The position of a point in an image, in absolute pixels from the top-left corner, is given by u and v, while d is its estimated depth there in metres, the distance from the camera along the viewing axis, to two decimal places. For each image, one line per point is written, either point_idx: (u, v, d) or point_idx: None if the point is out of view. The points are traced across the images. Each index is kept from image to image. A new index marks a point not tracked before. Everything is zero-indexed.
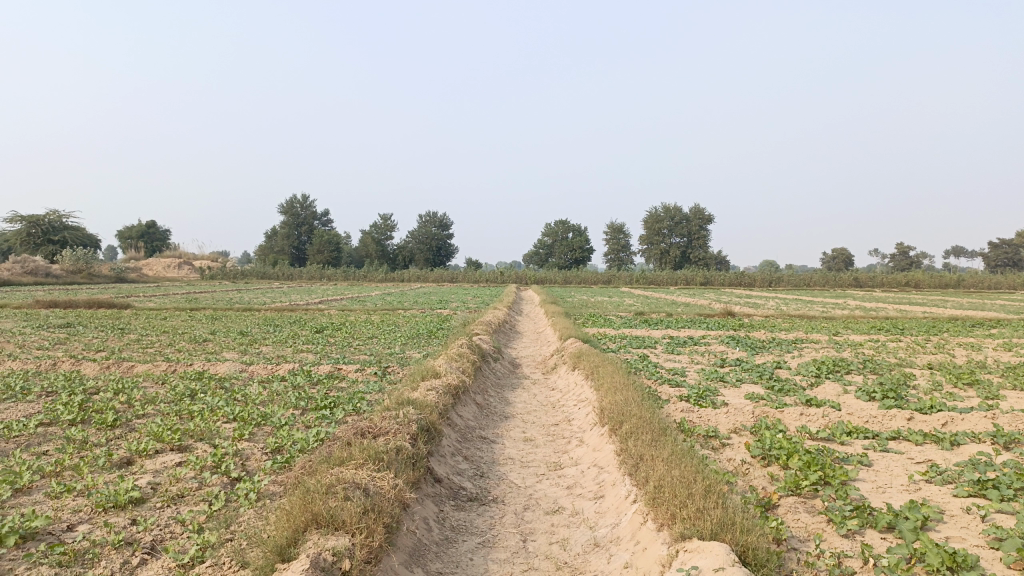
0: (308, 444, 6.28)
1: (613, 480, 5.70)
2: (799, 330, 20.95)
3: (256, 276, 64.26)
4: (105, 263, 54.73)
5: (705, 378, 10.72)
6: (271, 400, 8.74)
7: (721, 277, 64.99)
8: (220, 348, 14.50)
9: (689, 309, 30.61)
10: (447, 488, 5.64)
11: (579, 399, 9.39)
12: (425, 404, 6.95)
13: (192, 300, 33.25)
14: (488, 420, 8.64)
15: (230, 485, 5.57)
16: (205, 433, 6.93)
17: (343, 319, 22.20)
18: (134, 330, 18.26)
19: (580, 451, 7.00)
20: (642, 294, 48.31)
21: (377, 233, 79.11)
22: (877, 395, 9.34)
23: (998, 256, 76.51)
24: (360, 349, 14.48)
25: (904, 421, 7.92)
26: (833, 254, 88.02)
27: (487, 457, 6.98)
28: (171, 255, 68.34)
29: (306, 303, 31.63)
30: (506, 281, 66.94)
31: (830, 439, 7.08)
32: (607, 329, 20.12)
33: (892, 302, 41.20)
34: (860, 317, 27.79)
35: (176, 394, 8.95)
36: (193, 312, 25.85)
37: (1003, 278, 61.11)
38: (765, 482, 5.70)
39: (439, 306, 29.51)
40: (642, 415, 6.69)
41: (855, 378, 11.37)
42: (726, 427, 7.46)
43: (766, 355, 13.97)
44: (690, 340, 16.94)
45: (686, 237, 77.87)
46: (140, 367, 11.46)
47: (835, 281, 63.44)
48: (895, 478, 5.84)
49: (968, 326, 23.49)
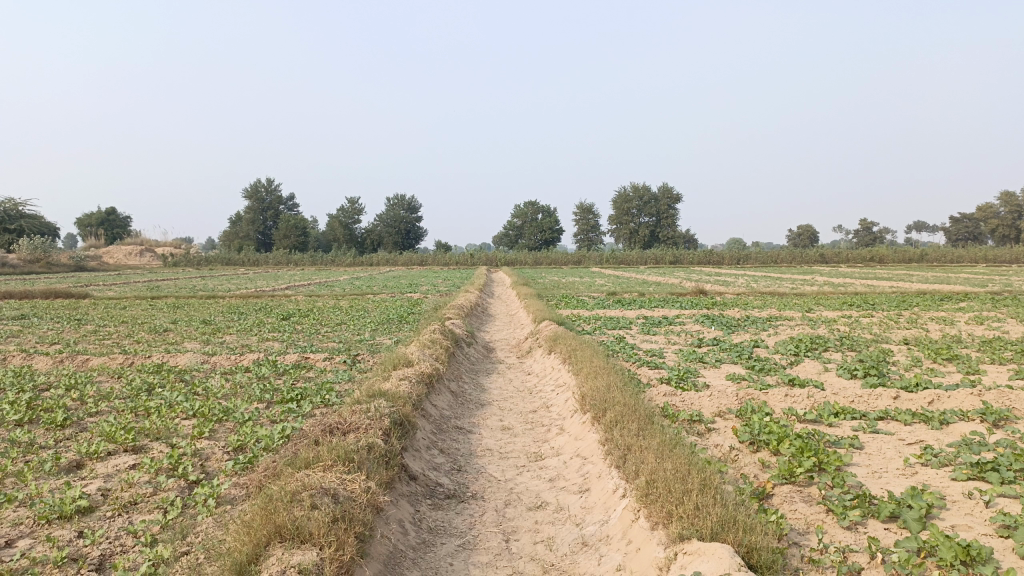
0: (272, 442, 5.89)
1: (599, 472, 5.39)
2: (772, 307, 20.89)
3: (221, 262, 63.05)
4: (63, 252, 53.18)
5: (684, 360, 10.47)
6: (234, 394, 8.30)
7: (691, 255, 65.17)
8: (182, 338, 13.94)
9: (661, 289, 30.47)
10: (423, 485, 5.30)
11: (557, 384, 9.07)
12: (397, 395, 6.58)
13: (154, 288, 32.24)
14: (463, 409, 8.29)
15: (188, 490, 5.17)
16: (161, 432, 6.49)
17: (310, 306, 21.64)
18: (91, 321, 17.59)
19: (562, 440, 6.69)
20: (613, 274, 48.11)
21: (345, 216, 77.96)
22: (859, 373, 9.14)
23: (959, 230, 77.80)
24: (329, 336, 14.04)
25: (890, 400, 7.72)
26: (799, 230, 88.83)
27: (464, 449, 6.65)
28: (132, 242, 66.71)
29: (273, 289, 30.98)
30: (477, 263, 66.47)
31: (818, 421, 6.86)
32: (581, 310, 19.85)
33: (858, 278, 41.54)
34: (830, 293, 27.94)
35: (132, 389, 8.47)
36: (154, 300, 25.06)
37: (965, 251, 62.09)
38: (756, 470, 5.44)
39: (409, 290, 28.98)
40: (626, 402, 6.39)
41: (834, 355, 11.23)
42: (709, 411, 7.21)
43: (742, 334, 13.80)
44: (665, 319, 16.74)
45: (654, 216, 77.93)
46: (96, 360, 10.90)
47: (802, 258, 64.01)
48: (889, 462, 5.61)
49: (937, 299, 23.63)
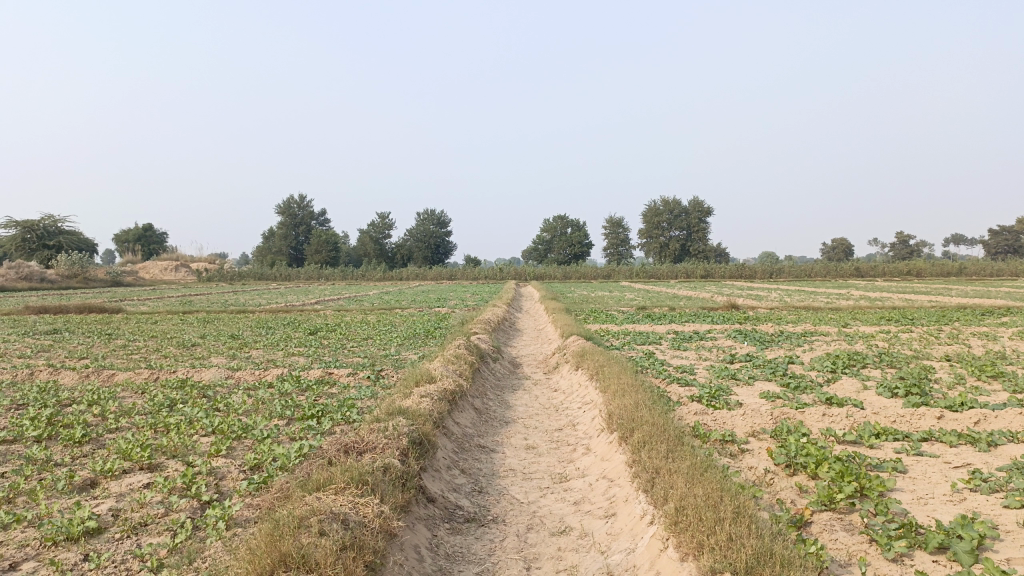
0: (289, 460, 5.72)
1: (626, 496, 5.14)
2: (807, 322, 20.40)
3: (254, 277, 63.70)
4: (100, 267, 54.08)
5: (716, 376, 10.15)
6: (255, 410, 8.18)
7: (722, 270, 64.42)
8: (209, 353, 13.94)
9: (692, 303, 29.98)
10: (441, 508, 5.09)
11: (584, 402, 8.82)
12: (418, 413, 6.39)
13: (187, 303, 32.54)
14: (487, 427, 8.08)
15: (199, 511, 5.02)
16: (178, 450, 6.38)
17: (338, 320, 21.64)
18: (122, 335, 17.74)
19: (588, 461, 6.44)
20: (643, 288, 47.65)
21: (375, 231, 78.45)
22: (900, 392, 8.76)
23: (998, 243, 76.03)
24: (354, 351, 13.94)
25: (934, 420, 7.34)
26: (833, 244, 87.44)
27: (486, 469, 6.43)
28: (167, 258, 67.75)
29: (302, 304, 31.12)
30: (506, 277, 66.36)
31: (858, 443, 6.53)
32: (609, 324, 19.56)
33: (894, 291, 40.61)
34: (866, 307, 27.31)
35: (154, 405, 8.39)
36: (185, 315, 25.25)
37: (1005, 264, 60.54)
38: (793, 495, 5.15)
39: (437, 305, 28.88)
40: (654, 421, 6.13)
41: (872, 372, 10.82)
42: (743, 431, 6.91)
43: (776, 349, 13.40)
44: (696, 335, 16.38)
45: (685, 230, 77.27)
46: (121, 375, 10.90)
47: (836, 271, 62.90)
48: (937, 487, 5.26)
49: (979, 314, 22.93)
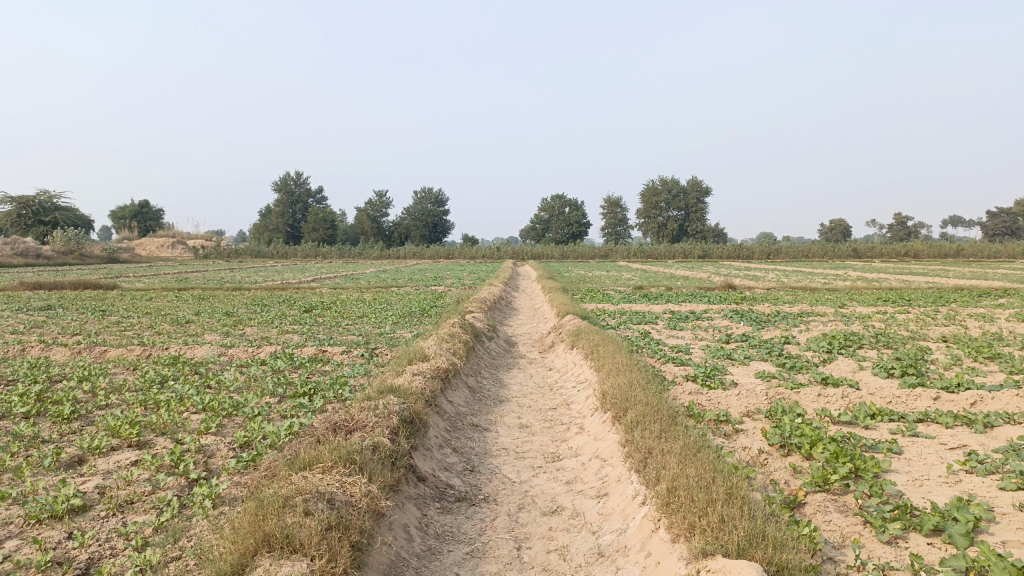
0: (278, 438, 5.66)
1: (618, 475, 5.09)
2: (804, 302, 20.36)
3: (250, 255, 63.48)
4: (96, 244, 53.86)
5: (712, 356, 10.10)
6: (247, 388, 8.11)
7: (720, 250, 64.34)
8: (202, 330, 13.85)
9: (689, 283, 29.90)
10: (432, 487, 5.03)
11: (578, 381, 8.77)
12: (410, 391, 6.33)
13: (182, 280, 32.38)
14: (481, 406, 8.02)
15: (187, 489, 4.96)
16: (167, 428, 6.31)
17: (334, 298, 21.54)
18: (116, 311, 17.64)
19: (580, 440, 6.39)
20: (641, 268, 47.53)
21: (373, 210, 78.13)
22: (896, 373, 8.71)
23: (996, 225, 75.94)
24: (349, 329, 13.87)
25: (930, 401, 7.30)
26: (831, 225, 87.28)
27: (478, 448, 6.38)
28: (163, 234, 67.43)
29: (299, 281, 31.00)
30: (503, 256, 66.24)
31: (853, 423, 6.49)
32: (606, 304, 19.50)
33: (892, 273, 40.55)
34: (863, 288, 27.31)
35: (145, 381, 8.33)
36: (180, 292, 25.13)
37: (1002, 246, 60.49)
38: (787, 476, 5.10)
39: (433, 283, 28.75)
40: (648, 401, 6.08)
41: (868, 353, 10.79)
42: (737, 411, 6.86)
43: (773, 330, 13.36)
44: (693, 314, 16.33)
45: (683, 210, 77.04)
46: (113, 351, 10.82)
47: (834, 252, 62.81)
48: (932, 469, 5.22)
49: (976, 295, 22.93)
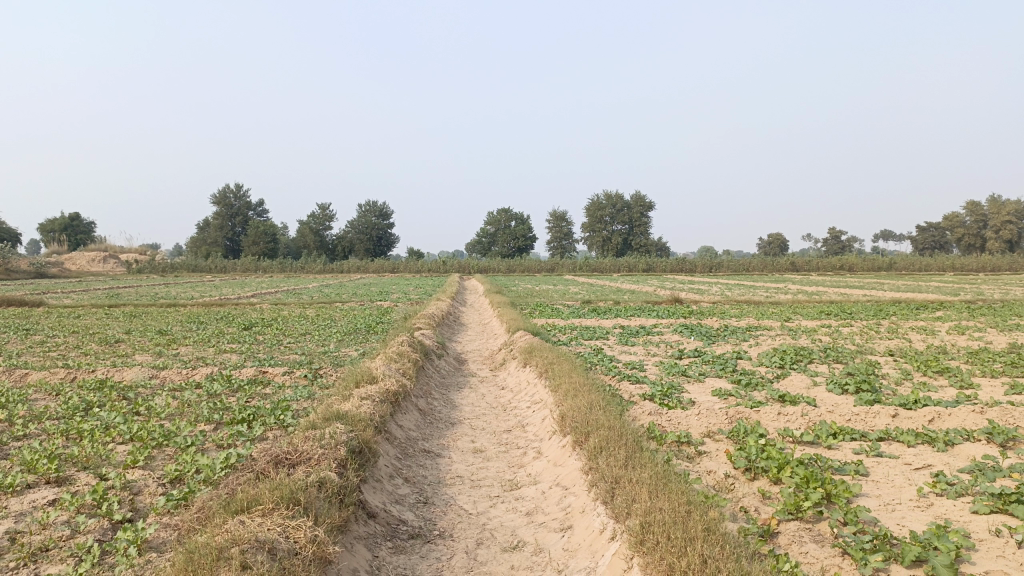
0: (214, 472, 5.20)
1: (582, 506, 4.80)
2: (750, 316, 20.51)
3: (187, 269, 61.60)
4: (24, 258, 51.50)
5: (667, 373, 9.92)
6: (180, 414, 7.58)
7: (663, 263, 65.09)
8: (133, 350, 13.10)
9: (636, 297, 29.97)
10: (383, 524, 4.65)
11: (533, 401, 8.47)
12: (358, 418, 5.92)
13: (114, 296, 31.04)
14: (432, 429, 7.66)
15: (110, 533, 4.46)
16: (91, 461, 5.77)
17: (275, 315, 20.80)
18: (40, 330, 16.64)
19: (539, 466, 6.09)
20: (587, 281, 47.68)
21: (316, 223, 76.76)
22: (851, 389, 8.65)
23: (925, 239, 78.77)
24: (291, 347, 13.30)
25: (889, 419, 7.21)
26: (770, 239, 89.29)
27: (432, 477, 6.01)
28: (95, 248, 64.88)
29: (238, 297, 30.04)
30: (450, 270, 65.78)
31: (816, 443, 6.34)
32: (556, 319, 19.31)
33: (830, 286, 41.54)
34: (805, 301, 27.84)
35: (68, 408, 7.71)
36: (111, 309, 23.99)
37: (933, 259, 62.60)
38: (757, 502, 4.89)
39: (378, 299, 28.11)
40: (611, 424, 5.81)
41: (821, 368, 10.77)
42: (698, 432, 6.66)
43: (724, 344, 13.32)
44: (643, 329, 16.23)
45: (627, 224, 77.80)
46: (35, 374, 10.09)
47: (773, 265, 64.13)
48: (902, 492, 5.07)
49: (914, 308, 23.53)
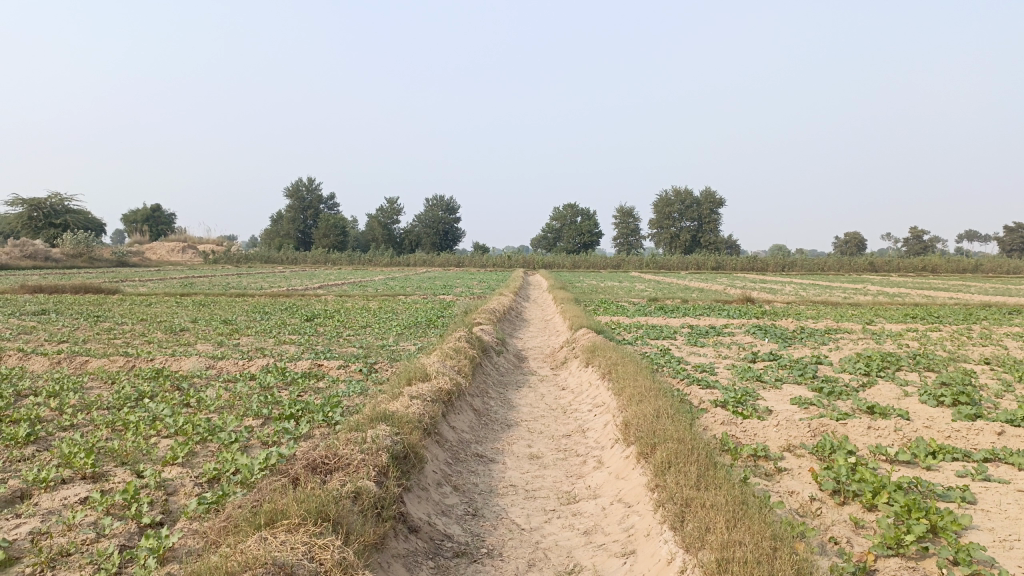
0: (251, 474, 4.89)
1: (647, 529, 4.29)
2: (828, 318, 19.47)
3: (260, 261, 62.90)
4: (106, 248, 53.40)
5: (740, 378, 9.26)
6: (230, 407, 7.35)
7: (734, 261, 63.34)
8: (195, 339, 13.11)
9: (703, 295, 29.00)
10: (425, 540, 4.24)
11: (595, 405, 7.96)
12: (405, 419, 5.54)
13: (187, 285, 31.71)
14: (487, 431, 7.23)
15: (136, 537, 4.17)
16: (130, 456, 5.54)
17: (339, 307, 20.80)
18: (111, 318, 16.95)
19: (599, 478, 5.59)
20: (654, 278, 46.72)
21: (384, 216, 77.46)
22: (947, 402, 7.83)
23: (1013, 240, 74.55)
24: (350, 340, 13.10)
25: (995, 437, 6.43)
26: (846, 237, 86.11)
27: (482, 485, 5.58)
28: (173, 239, 67.01)
29: (305, 288, 30.26)
30: (515, 265, 65.46)
31: (912, 463, 5.66)
32: (621, 316, 18.69)
33: (911, 287, 39.55)
34: (886, 303, 26.46)
35: (119, 398, 7.57)
36: (182, 297, 24.44)
37: (1023, 261, 59.11)
38: (849, 532, 4.28)
39: (442, 292, 27.87)
40: (680, 435, 5.26)
41: (910, 376, 9.92)
42: (776, 445, 6.05)
43: (800, 348, 12.52)
44: (713, 329, 15.49)
45: (696, 220, 76.08)
46: (95, 363, 10.08)
47: (849, 265, 61.70)
48: (1019, 526, 4.38)
49: (1007, 312, 22.04)
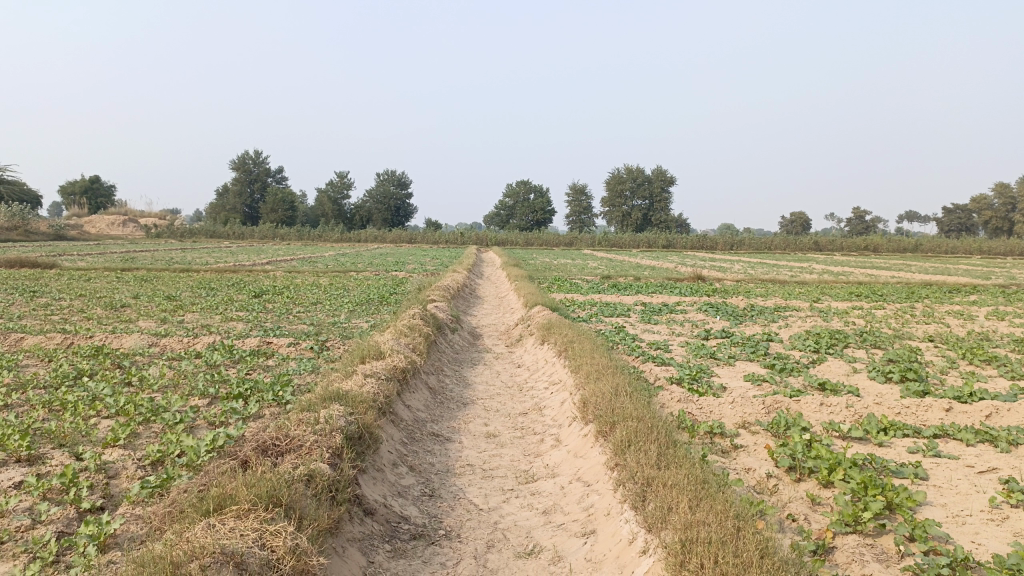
0: (198, 456, 4.68)
1: (608, 508, 4.25)
2: (776, 296, 19.79)
3: (205, 235, 61.33)
4: (43, 220, 51.39)
5: (694, 355, 9.30)
6: (175, 386, 7.07)
7: (684, 240, 64.09)
8: (138, 316, 12.64)
9: (656, 274, 29.21)
10: (381, 523, 4.12)
11: (551, 383, 7.90)
12: (359, 399, 5.38)
13: (129, 260, 30.78)
14: (442, 410, 7.11)
15: (75, 524, 3.95)
16: (68, 438, 5.26)
17: (288, 283, 20.38)
18: (47, 293, 16.27)
19: (557, 457, 5.53)
20: (607, 256, 46.99)
21: (335, 191, 76.20)
22: (895, 378, 7.99)
23: (951, 221, 76.94)
24: (299, 317, 12.80)
25: (942, 413, 6.57)
26: (792, 217, 87.86)
27: (439, 465, 5.46)
28: (115, 212, 64.85)
29: (252, 264, 29.59)
30: (468, 242, 65.17)
31: (864, 440, 5.73)
32: (574, 294, 18.71)
33: (854, 266, 40.59)
34: (832, 281, 27.05)
35: (56, 377, 7.23)
36: (123, 272, 23.62)
37: (959, 242, 61.06)
38: (807, 509, 4.29)
39: (394, 268, 27.51)
40: (639, 413, 5.21)
41: (858, 353, 10.11)
42: (732, 422, 6.07)
43: (751, 325, 12.67)
44: (666, 307, 15.59)
45: (647, 199, 76.66)
46: (30, 340, 9.64)
47: (795, 244, 63.00)
48: (970, 501, 4.45)
49: (947, 291, 22.72)
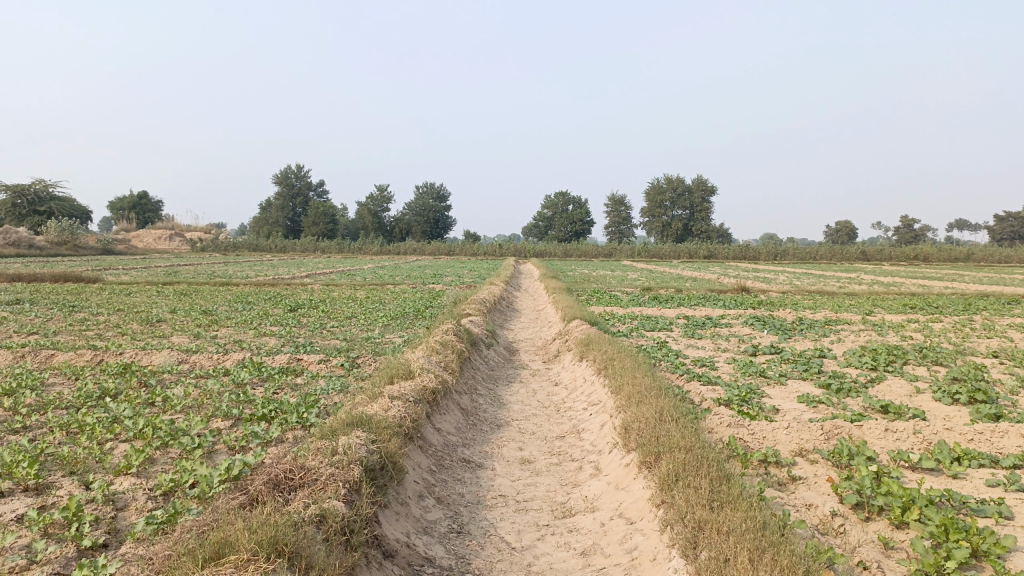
0: (211, 486, 4.37)
1: (654, 551, 3.82)
2: (825, 308, 19.02)
3: (249, 248, 62.11)
4: (92, 235, 52.45)
5: (742, 373, 8.78)
6: (198, 407, 6.82)
7: (726, 250, 62.93)
8: (172, 331, 12.52)
9: (697, 286, 28.43)
10: (402, 566, 3.75)
11: (590, 403, 7.48)
12: (384, 424, 5.03)
13: (172, 273, 31.07)
14: (474, 433, 6.74)
15: (74, 564, 3.65)
16: (80, 464, 5.01)
17: (325, 296, 20.24)
18: (87, 307, 16.31)
19: (596, 488, 5.11)
20: (647, 268, 46.18)
21: (374, 205, 76.63)
22: (963, 399, 7.38)
23: (1003, 229, 74.35)
24: (333, 332, 12.55)
25: (1020, 440, 5.98)
26: (837, 227, 85.90)
27: (469, 496, 5.08)
28: (161, 226, 66.00)
29: (292, 277, 29.59)
30: (506, 254, 64.90)
31: (936, 471, 5.21)
32: (614, 307, 18.20)
33: (905, 276, 39.26)
34: (883, 292, 26.07)
35: (79, 396, 7.03)
36: (163, 286, 23.74)
37: (1013, 250, 58.90)
38: (880, 556, 3.80)
39: (432, 282, 27.24)
40: (686, 442, 4.77)
41: (918, 371, 9.48)
42: (789, 450, 5.58)
43: (802, 340, 12.03)
44: (710, 321, 15.00)
45: (688, 209, 75.61)
46: (61, 357, 9.50)
47: (841, 254, 61.43)
48: None
49: (1006, 302, 21.62)
